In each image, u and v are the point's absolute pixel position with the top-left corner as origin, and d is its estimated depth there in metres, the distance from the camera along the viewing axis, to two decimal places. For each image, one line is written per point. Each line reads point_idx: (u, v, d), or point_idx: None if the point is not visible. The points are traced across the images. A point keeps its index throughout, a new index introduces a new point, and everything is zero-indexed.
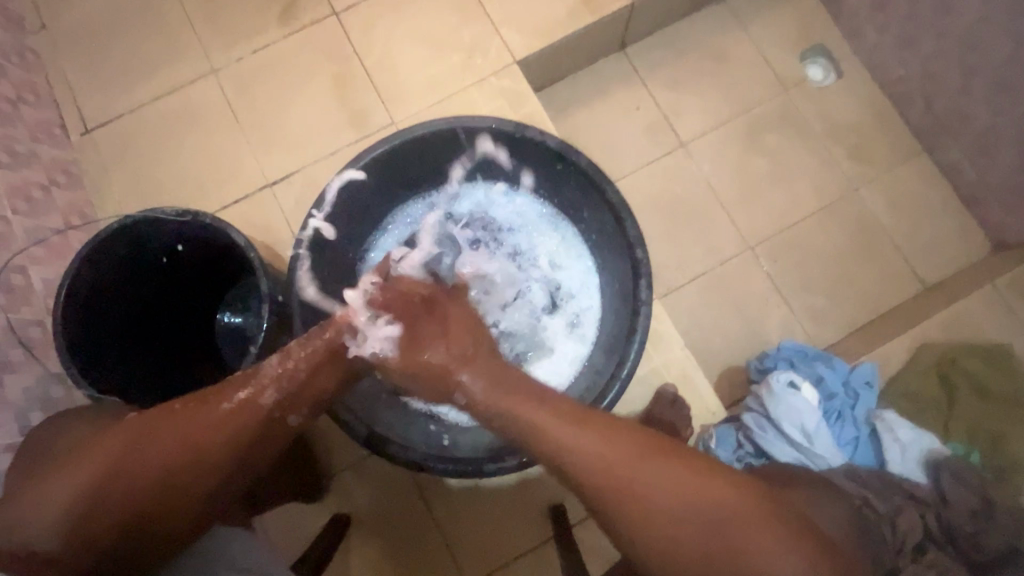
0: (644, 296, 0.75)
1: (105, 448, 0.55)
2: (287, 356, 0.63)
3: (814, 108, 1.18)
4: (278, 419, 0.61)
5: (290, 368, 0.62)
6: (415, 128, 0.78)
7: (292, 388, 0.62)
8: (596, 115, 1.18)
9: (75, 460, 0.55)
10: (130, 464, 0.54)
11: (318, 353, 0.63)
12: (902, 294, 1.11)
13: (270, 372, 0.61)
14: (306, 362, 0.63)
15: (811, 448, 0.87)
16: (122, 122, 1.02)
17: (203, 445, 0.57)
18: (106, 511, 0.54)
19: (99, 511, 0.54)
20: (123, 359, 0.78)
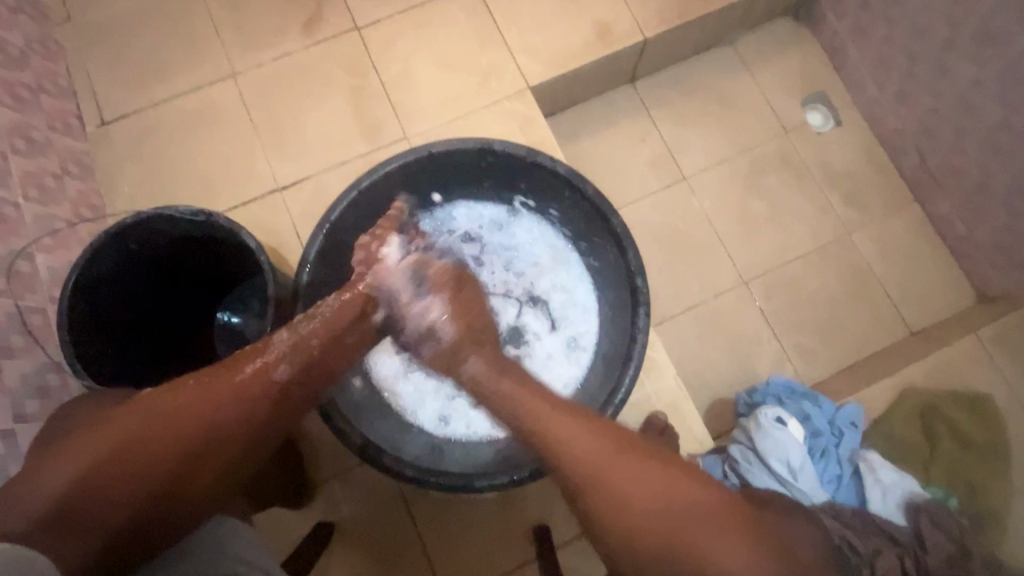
0: (641, 324, 0.77)
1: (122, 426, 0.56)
2: (294, 333, 0.69)
3: (812, 153, 1.23)
4: (287, 392, 0.67)
5: (303, 343, 0.69)
6: (428, 146, 0.80)
7: (301, 361, 0.68)
8: (602, 144, 1.22)
9: (87, 440, 0.54)
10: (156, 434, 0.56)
11: (327, 332, 0.71)
12: (888, 339, 1.15)
13: (280, 347, 0.67)
14: (319, 336, 0.70)
15: (796, 484, 0.88)
16: (138, 118, 1.04)
17: (221, 412, 0.61)
18: (132, 481, 0.54)
19: (125, 486, 0.54)
20: (123, 352, 0.79)
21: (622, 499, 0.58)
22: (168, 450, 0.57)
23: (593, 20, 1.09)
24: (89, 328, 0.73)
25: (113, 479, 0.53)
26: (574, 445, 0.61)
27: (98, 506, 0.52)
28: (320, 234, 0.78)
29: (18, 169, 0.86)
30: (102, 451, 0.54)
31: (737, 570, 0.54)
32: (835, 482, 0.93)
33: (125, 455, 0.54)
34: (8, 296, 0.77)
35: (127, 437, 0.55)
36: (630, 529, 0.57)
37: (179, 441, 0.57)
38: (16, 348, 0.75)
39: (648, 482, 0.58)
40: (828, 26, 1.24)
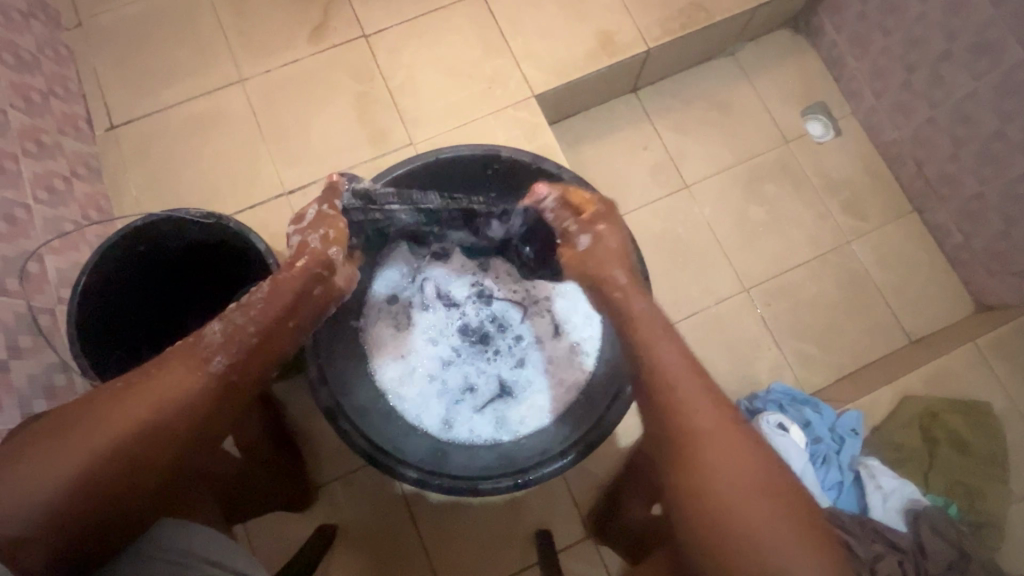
0: None
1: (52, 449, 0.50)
2: (229, 322, 0.61)
3: (812, 162, 1.24)
4: (232, 382, 0.60)
5: (242, 330, 0.61)
6: (436, 152, 0.83)
7: (239, 350, 0.60)
8: (605, 152, 1.23)
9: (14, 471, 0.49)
10: (93, 455, 0.51)
11: (266, 315, 0.63)
12: (887, 346, 1.16)
13: (214, 339, 0.60)
14: (257, 321, 0.62)
15: None
16: (147, 122, 1.05)
17: (157, 413, 0.55)
18: (77, 506, 0.50)
19: (69, 512, 0.50)
20: (130, 353, 0.80)
21: (709, 478, 0.52)
22: (109, 469, 0.52)
23: (596, 29, 1.11)
24: (97, 329, 0.74)
25: (53, 507, 0.49)
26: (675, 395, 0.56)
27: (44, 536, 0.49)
28: None
29: (29, 172, 0.87)
30: (34, 480, 0.49)
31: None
32: (836, 488, 0.94)
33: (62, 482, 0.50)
34: (18, 297, 0.77)
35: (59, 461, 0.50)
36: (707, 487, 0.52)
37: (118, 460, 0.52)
38: (25, 348, 0.76)
39: (750, 467, 0.52)
40: (827, 37, 1.26)
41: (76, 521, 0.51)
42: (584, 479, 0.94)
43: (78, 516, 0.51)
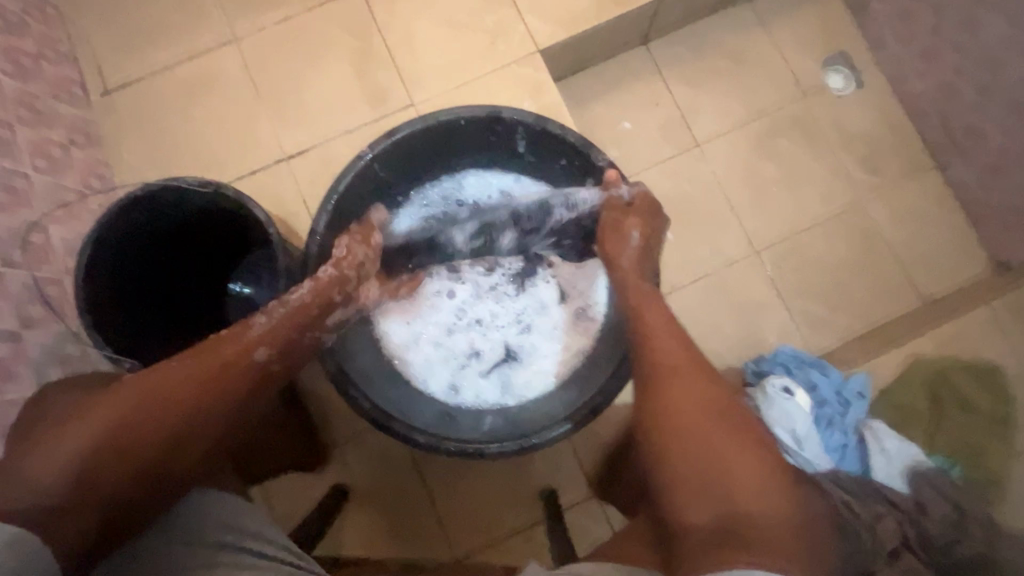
0: (649, 295, 0.76)
1: (89, 420, 0.55)
2: (273, 316, 0.67)
3: (829, 116, 1.19)
4: (267, 373, 0.65)
5: (276, 327, 0.67)
6: (435, 114, 0.78)
7: (280, 340, 0.67)
8: (613, 108, 1.19)
9: (51, 435, 0.55)
10: (115, 432, 0.56)
11: (303, 314, 0.69)
12: (900, 307, 1.13)
13: (258, 329, 0.66)
14: (290, 320, 0.68)
15: (799, 452, 0.82)
16: (141, 86, 1.03)
17: (200, 400, 0.60)
18: (92, 478, 0.55)
19: (93, 478, 0.55)
20: (145, 324, 0.81)
21: (686, 411, 0.59)
22: (129, 443, 0.56)
23: None
24: (110, 300, 0.75)
25: (104, 475, 0.55)
26: (667, 354, 0.64)
27: (65, 503, 0.54)
28: (328, 205, 0.77)
29: (25, 140, 0.86)
30: (64, 448, 0.54)
31: (761, 513, 0.53)
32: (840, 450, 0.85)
33: (93, 449, 0.55)
34: (24, 268, 0.78)
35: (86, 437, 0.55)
36: (680, 441, 0.58)
37: (137, 435, 0.57)
38: (36, 318, 0.77)
39: (705, 415, 0.59)
40: None
41: (91, 492, 0.55)
42: (590, 440, 0.96)
43: (97, 489, 0.55)
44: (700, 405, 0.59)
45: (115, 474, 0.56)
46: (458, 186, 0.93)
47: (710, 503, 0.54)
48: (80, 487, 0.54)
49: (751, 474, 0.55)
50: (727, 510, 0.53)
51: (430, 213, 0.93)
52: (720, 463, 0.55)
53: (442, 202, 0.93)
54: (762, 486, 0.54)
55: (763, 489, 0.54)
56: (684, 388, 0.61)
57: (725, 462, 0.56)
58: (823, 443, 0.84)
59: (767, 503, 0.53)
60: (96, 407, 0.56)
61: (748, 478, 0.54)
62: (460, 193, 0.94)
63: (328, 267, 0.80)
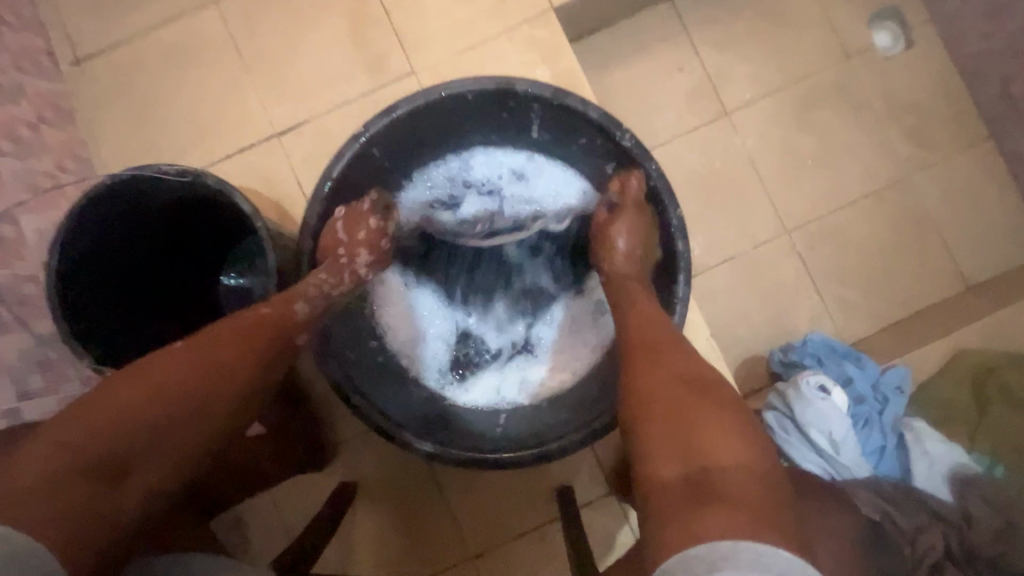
0: (680, 293, 0.68)
1: (138, 391, 0.52)
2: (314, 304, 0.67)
3: (873, 81, 1.08)
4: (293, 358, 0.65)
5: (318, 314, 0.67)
6: (440, 88, 0.68)
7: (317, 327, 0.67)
8: (634, 73, 1.08)
9: (96, 406, 0.51)
10: (166, 405, 0.53)
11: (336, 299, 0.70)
12: (940, 292, 1.06)
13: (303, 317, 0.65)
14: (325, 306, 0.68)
15: (835, 457, 0.77)
16: (115, 54, 0.93)
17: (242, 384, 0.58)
18: (141, 449, 0.52)
19: (143, 449, 0.52)
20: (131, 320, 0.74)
21: (661, 359, 0.59)
22: (181, 415, 0.54)
23: None
24: (87, 297, 0.69)
25: (154, 447, 0.53)
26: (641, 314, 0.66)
27: (109, 479, 0.50)
28: (321, 195, 0.68)
29: None
30: (114, 417, 0.51)
31: (728, 468, 0.50)
32: (876, 453, 0.79)
33: (146, 418, 0.52)
34: None
35: (76, 431, 0.49)
36: (651, 389, 0.57)
37: (186, 408, 0.54)
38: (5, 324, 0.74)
39: (679, 365, 0.58)
40: None
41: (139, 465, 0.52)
42: (607, 438, 0.91)
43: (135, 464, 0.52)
44: (675, 356, 0.59)
45: (163, 446, 0.53)
46: (466, 164, 0.85)
47: (687, 463, 0.51)
48: (129, 458, 0.51)
49: (726, 429, 0.53)
50: (694, 460, 0.51)
51: (437, 197, 0.86)
52: (697, 422, 0.53)
53: (449, 184, 0.86)
54: (729, 443, 0.52)
55: (738, 440, 0.52)
56: (661, 343, 0.61)
57: (691, 411, 0.54)
58: (860, 446, 0.79)
59: (735, 460, 0.51)
60: (137, 377, 0.53)
61: (717, 433, 0.52)
62: (469, 174, 0.86)
63: (325, 261, 0.72)
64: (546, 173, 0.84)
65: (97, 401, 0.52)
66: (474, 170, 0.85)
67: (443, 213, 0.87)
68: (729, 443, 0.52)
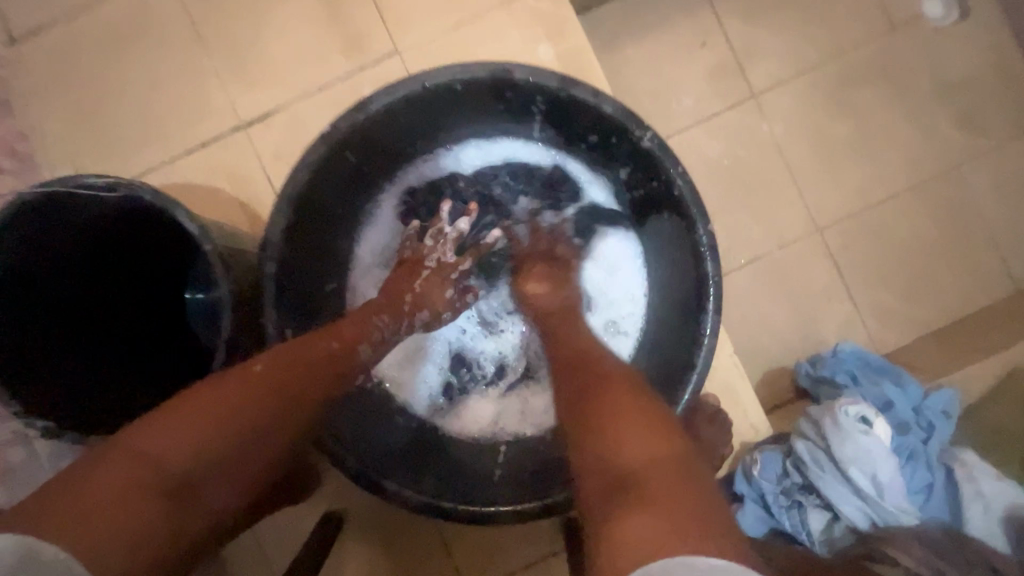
0: (709, 326, 0.57)
1: (220, 410, 0.49)
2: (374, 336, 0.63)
3: (922, 56, 0.95)
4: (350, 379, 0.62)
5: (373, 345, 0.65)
6: (425, 76, 0.56)
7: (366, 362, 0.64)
8: (648, 50, 0.95)
9: (182, 421, 0.47)
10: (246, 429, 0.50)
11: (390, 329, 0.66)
12: (990, 296, 0.95)
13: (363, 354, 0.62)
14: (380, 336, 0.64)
15: (877, 497, 0.69)
16: (56, 34, 0.81)
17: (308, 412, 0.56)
18: (220, 469, 0.49)
19: (220, 467, 0.49)
20: (93, 368, 0.61)
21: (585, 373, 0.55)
22: (252, 440, 0.51)
23: None
24: (24, 349, 0.57)
25: (229, 467, 0.50)
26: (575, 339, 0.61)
27: (188, 498, 0.46)
28: (283, 207, 0.56)
29: None
30: (200, 438, 0.47)
31: (632, 460, 0.45)
32: (923, 491, 0.72)
33: (226, 441, 0.49)
34: None
35: (160, 444, 0.45)
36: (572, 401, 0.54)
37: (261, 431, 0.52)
38: None
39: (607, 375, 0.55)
40: None
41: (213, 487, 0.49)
42: None
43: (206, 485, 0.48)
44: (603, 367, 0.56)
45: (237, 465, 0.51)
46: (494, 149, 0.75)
47: (598, 462, 0.47)
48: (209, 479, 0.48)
49: (644, 424, 0.48)
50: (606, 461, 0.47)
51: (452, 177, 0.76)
52: (612, 418, 0.49)
53: (438, 181, 0.76)
54: (638, 435, 0.47)
55: (656, 434, 0.47)
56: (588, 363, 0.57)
57: (600, 411, 0.50)
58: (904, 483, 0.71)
59: (638, 447, 0.46)
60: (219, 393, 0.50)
61: (629, 427, 0.48)
62: (446, 176, 0.76)
63: (290, 282, 0.61)
64: (535, 169, 0.76)
65: (181, 416, 0.47)
66: (450, 171, 0.76)
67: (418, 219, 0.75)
68: (640, 437, 0.47)
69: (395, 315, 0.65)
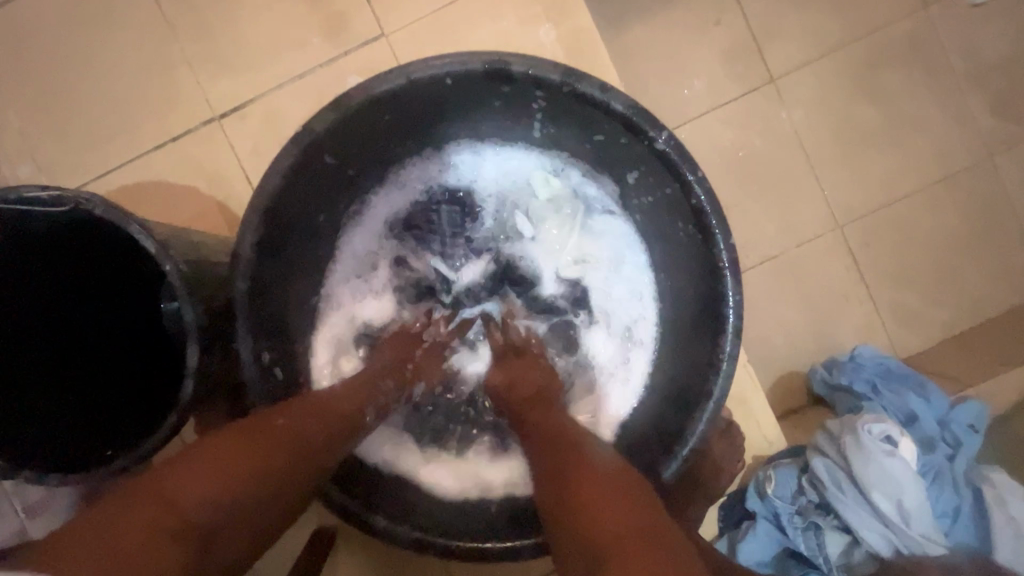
0: (726, 350, 0.52)
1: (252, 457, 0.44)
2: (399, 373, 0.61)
3: (956, 35, 0.87)
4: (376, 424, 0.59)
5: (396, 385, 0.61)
6: (411, 68, 0.50)
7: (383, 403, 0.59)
8: (658, 28, 0.87)
9: (213, 466, 0.42)
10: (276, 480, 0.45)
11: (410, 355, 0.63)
12: (1018, 297, 0.89)
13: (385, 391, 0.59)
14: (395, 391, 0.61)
15: (901, 521, 0.65)
16: (6, 15, 0.74)
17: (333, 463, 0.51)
18: (247, 524, 0.44)
19: (245, 524, 0.44)
20: (64, 404, 0.57)
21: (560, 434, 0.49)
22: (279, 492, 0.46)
23: None
24: None
25: (254, 523, 0.44)
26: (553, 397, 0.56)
27: (202, 558, 0.40)
28: (254, 218, 0.51)
29: None
30: (231, 487, 0.42)
31: (622, 534, 0.38)
32: (947, 514, 0.68)
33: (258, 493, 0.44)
34: None
35: (192, 491, 0.40)
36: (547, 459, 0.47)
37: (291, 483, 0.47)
38: None
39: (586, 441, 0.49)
40: None
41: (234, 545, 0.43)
42: None
43: (225, 544, 0.42)
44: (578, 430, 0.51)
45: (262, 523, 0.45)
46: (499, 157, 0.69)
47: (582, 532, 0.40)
48: (230, 536, 0.43)
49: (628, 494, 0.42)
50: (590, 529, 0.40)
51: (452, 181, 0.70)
52: (579, 470, 0.44)
53: (437, 184, 0.70)
54: (624, 505, 0.41)
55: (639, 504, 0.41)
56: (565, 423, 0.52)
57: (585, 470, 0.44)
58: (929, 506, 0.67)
59: (629, 516, 0.39)
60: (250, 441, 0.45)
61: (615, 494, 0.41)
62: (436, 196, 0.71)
63: (265, 298, 0.55)
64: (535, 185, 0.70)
65: (211, 460, 0.43)
66: (440, 182, 0.70)
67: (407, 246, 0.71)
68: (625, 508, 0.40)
69: (399, 381, 0.61)
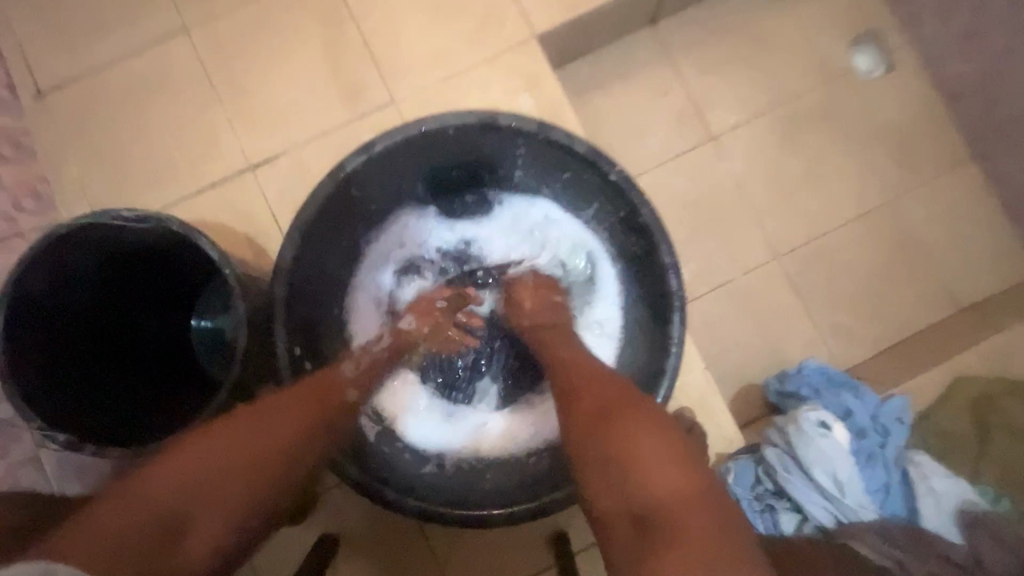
0: (675, 337, 0.64)
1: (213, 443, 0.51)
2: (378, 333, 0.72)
3: (858, 103, 1.08)
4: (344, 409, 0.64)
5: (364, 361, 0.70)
6: (420, 123, 0.65)
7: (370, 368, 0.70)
8: (617, 99, 1.06)
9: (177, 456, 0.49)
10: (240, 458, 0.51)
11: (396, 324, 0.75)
12: (937, 315, 1.04)
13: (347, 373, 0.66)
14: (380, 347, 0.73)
15: (842, 498, 0.75)
16: (79, 87, 0.90)
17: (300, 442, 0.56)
18: (219, 500, 0.49)
19: (216, 500, 0.49)
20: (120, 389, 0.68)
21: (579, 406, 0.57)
22: (248, 468, 0.51)
23: None
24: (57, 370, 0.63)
25: (230, 499, 0.49)
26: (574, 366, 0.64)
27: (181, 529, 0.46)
28: (293, 237, 0.63)
29: None
30: (190, 468, 0.48)
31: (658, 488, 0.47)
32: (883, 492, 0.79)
33: (226, 471, 0.50)
34: None
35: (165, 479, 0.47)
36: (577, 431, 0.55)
37: (256, 457, 0.52)
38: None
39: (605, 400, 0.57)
40: None
41: (213, 522, 0.48)
42: None
43: (202, 519, 0.47)
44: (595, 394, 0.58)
45: (237, 501, 0.50)
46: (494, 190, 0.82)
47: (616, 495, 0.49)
48: (205, 512, 0.48)
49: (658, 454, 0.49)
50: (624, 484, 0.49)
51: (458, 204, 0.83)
52: (615, 444, 0.51)
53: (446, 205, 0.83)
54: (650, 464, 0.49)
55: (673, 462, 0.49)
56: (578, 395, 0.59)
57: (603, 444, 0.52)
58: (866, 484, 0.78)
59: (661, 472, 0.48)
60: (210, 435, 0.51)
61: (639, 449, 0.50)
62: (441, 227, 0.85)
63: (297, 305, 0.67)
64: (522, 207, 0.83)
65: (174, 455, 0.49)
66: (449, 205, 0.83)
67: (426, 274, 0.84)
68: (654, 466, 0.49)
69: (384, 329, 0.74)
